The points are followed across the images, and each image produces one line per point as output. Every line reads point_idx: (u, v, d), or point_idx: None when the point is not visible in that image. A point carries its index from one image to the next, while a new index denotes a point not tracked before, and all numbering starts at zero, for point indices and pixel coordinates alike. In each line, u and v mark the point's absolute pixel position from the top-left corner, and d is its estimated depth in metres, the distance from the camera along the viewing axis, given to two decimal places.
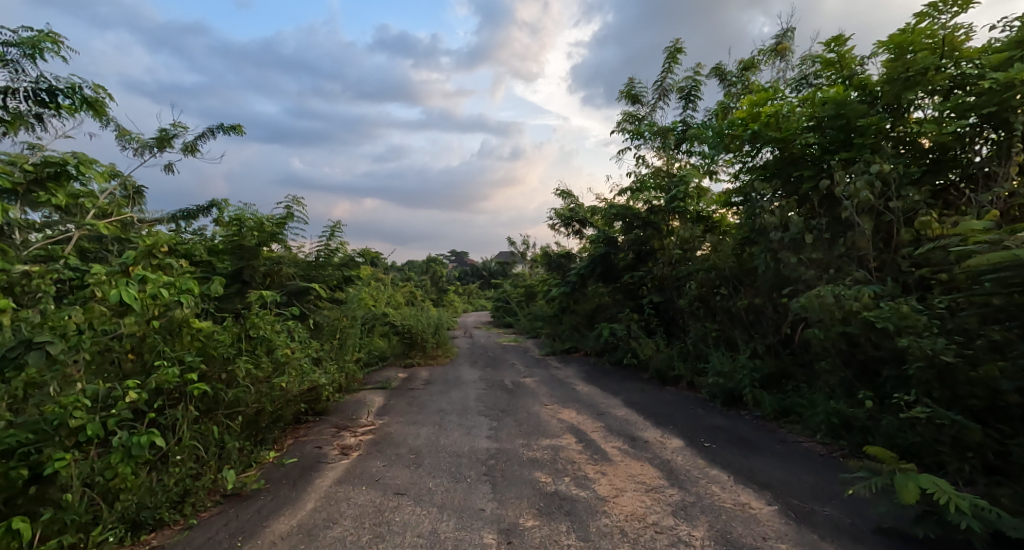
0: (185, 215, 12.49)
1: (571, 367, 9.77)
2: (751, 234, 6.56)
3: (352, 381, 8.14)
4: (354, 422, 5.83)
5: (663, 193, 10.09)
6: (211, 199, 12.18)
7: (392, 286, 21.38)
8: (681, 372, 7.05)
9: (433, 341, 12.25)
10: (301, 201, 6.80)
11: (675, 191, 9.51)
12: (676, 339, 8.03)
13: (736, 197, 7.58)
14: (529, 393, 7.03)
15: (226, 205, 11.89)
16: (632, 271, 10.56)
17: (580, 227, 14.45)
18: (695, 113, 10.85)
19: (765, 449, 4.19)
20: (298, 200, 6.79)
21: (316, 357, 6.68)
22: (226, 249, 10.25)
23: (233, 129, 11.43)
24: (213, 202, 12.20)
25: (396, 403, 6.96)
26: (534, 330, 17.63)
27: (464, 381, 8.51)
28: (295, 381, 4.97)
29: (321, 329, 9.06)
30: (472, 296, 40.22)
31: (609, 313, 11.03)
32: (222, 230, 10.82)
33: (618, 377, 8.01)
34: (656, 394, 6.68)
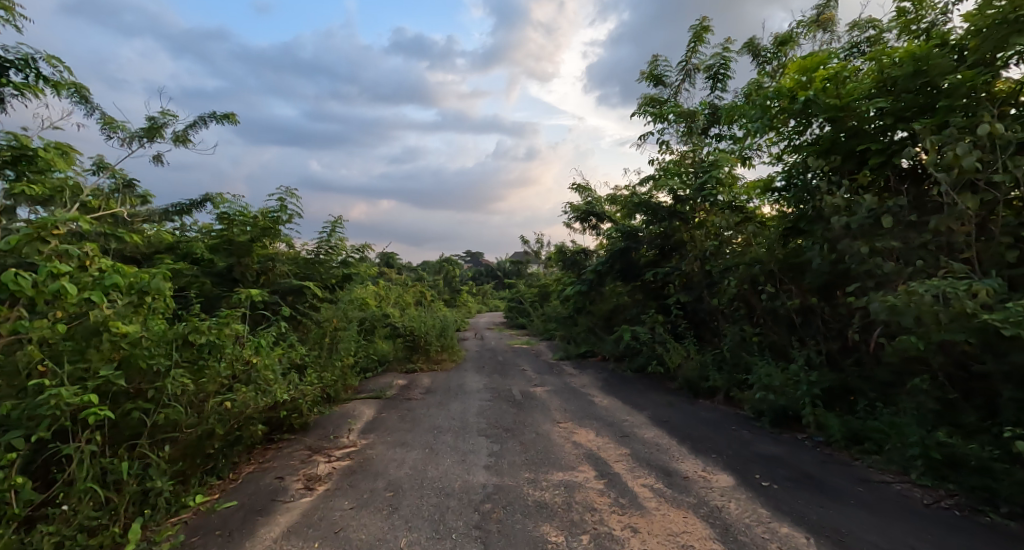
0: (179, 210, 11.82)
1: (588, 374, 8.83)
2: (802, 221, 5.58)
3: (340, 391, 7.30)
4: (332, 441, 4.98)
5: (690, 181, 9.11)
6: (205, 193, 11.45)
7: (401, 286, 20.63)
8: (717, 382, 6.08)
9: (438, 344, 11.40)
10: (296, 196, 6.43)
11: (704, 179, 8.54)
12: (709, 345, 7.05)
13: (780, 181, 6.58)
14: (540, 406, 6.12)
15: (219, 199, 11.19)
16: (654, 268, 9.60)
17: (597, 222, 13.48)
18: (725, 94, 9.81)
19: (841, 493, 3.26)
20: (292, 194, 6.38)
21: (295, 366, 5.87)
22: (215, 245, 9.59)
23: (226, 117, 10.78)
24: (207, 196, 11.41)
25: (388, 417, 6.11)
26: (548, 331, 16.67)
27: (467, 390, 7.64)
28: (255, 396, 4.15)
29: (311, 332, 8.26)
30: (485, 297, 39.38)
31: (630, 315, 10.05)
32: (212, 225, 10.16)
33: (641, 387, 7.07)
34: (688, 409, 5.74)
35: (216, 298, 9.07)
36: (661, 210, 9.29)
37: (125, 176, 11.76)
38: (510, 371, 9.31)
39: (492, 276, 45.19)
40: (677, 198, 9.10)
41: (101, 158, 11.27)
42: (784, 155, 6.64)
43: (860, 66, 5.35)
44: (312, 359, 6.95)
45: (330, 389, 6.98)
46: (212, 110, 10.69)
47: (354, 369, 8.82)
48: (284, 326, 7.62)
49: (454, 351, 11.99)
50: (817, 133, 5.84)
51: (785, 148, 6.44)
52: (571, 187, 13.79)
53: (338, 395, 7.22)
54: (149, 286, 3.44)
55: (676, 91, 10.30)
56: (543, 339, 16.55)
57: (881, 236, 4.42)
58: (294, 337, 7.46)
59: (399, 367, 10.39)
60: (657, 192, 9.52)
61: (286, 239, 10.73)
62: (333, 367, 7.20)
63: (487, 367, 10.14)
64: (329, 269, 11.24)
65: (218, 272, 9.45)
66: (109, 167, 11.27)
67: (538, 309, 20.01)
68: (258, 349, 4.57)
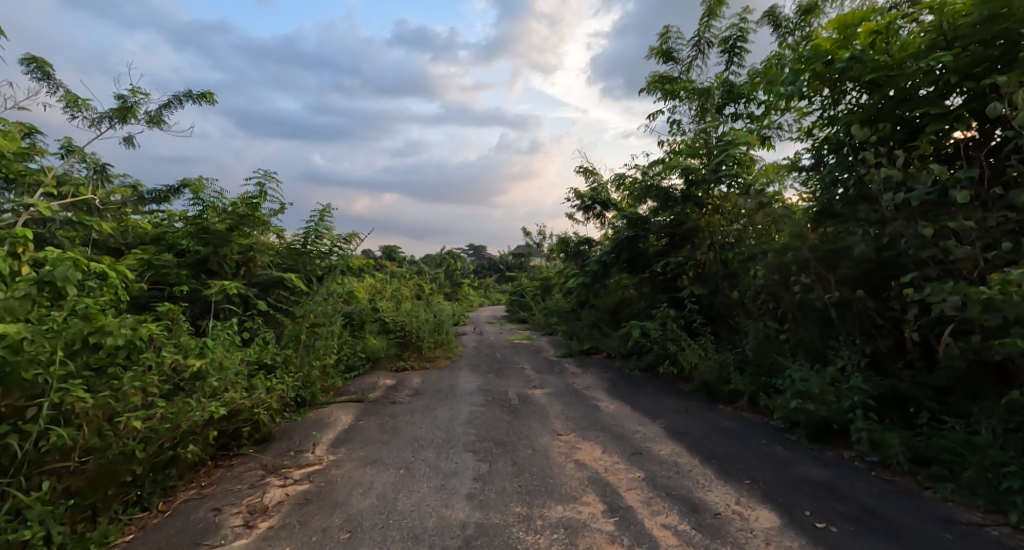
0: (156, 197, 11.18)
1: (592, 374, 8.10)
2: (839, 202, 4.84)
3: (317, 393, 6.60)
4: (293, 458, 4.28)
5: (704, 162, 8.34)
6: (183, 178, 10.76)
7: (399, 279, 19.99)
8: (740, 386, 5.33)
9: (432, 341, 10.68)
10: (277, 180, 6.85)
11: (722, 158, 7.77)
12: (728, 343, 6.29)
13: (808, 159, 5.82)
14: (537, 413, 5.40)
15: (197, 185, 10.51)
16: (664, 259, 8.86)
17: (602, 210, 12.72)
18: (742, 69, 8.95)
19: (920, 540, 2.53)
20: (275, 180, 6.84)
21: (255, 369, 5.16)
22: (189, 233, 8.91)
23: (203, 97, 10.16)
24: (185, 182, 10.72)
25: (366, 425, 5.41)
26: (550, 327, 15.93)
27: (459, 392, 6.93)
28: (185, 411, 3.44)
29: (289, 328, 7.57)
30: (487, 291, 38.71)
31: (638, 310, 9.29)
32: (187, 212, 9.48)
33: (653, 390, 6.34)
34: (705, 418, 5.01)
35: (188, 291, 8.38)
36: (672, 195, 8.51)
37: (99, 161, 11.09)
38: (507, 371, 8.60)
39: (495, 270, 44.41)
40: (690, 181, 8.32)
41: (72, 140, 10.61)
42: (813, 128, 5.87)
43: (911, 19, 4.54)
44: (283, 358, 6.26)
45: (302, 393, 6.27)
46: (189, 88, 10.14)
47: (337, 368, 8.12)
48: (256, 322, 6.91)
49: (449, 347, 11.28)
50: (855, 101, 5.05)
51: (816, 121, 5.66)
52: (574, 173, 12.99)
53: (314, 399, 6.52)
54: (53, 276, 2.87)
55: (688, 66, 9.46)
56: (545, 334, 15.82)
57: (950, 215, 3.66)
58: (267, 336, 6.74)
59: (388, 365, 9.68)
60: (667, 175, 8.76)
61: (267, 228, 10.02)
62: (308, 367, 6.51)
63: (482, 365, 9.42)
64: (315, 260, 10.51)
65: (191, 262, 8.76)
66: (80, 150, 10.60)
67: (540, 302, 19.32)
68: (184, 362, 3.83)
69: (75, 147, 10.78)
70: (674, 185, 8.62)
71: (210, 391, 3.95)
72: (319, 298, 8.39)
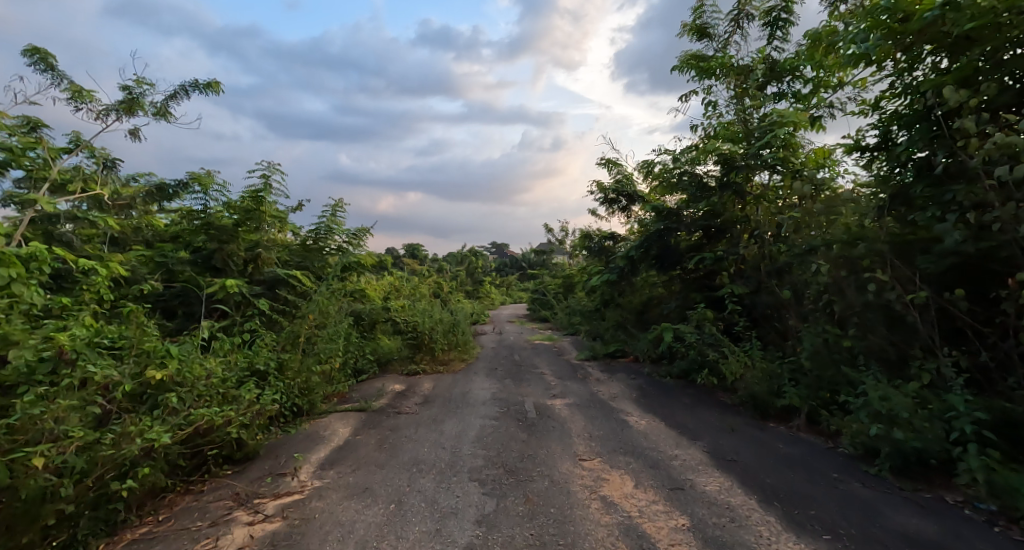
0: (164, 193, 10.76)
1: (618, 381, 7.37)
2: (922, 184, 4.06)
3: (317, 401, 6.04)
4: (272, 483, 3.69)
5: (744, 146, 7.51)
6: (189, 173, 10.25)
7: (418, 277, 19.47)
8: (797, 401, 4.56)
9: (447, 342, 10.08)
10: (276, 168, 6.90)
11: (767, 140, 6.93)
12: (778, 350, 5.50)
13: (872, 136, 5.03)
14: (558, 430, 4.72)
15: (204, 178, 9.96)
16: (698, 254, 8.07)
17: (629, 202, 11.92)
18: (786, 43, 8.09)
19: None
20: (275, 167, 6.89)
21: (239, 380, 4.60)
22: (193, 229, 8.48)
23: (210, 87, 9.72)
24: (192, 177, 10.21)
25: (365, 441, 4.83)
26: (572, 326, 15.18)
27: (472, 401, 6.31)
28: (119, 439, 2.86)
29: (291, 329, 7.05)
30: (509, 289, 38.12)
31: (668, 310, 8.51)
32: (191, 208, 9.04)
33: (689, 402, 5.60)
34: (756, 439, 4.26)
35: (191, 289, 7.95)
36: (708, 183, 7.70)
37: (107, 155, 10.74)
38: (526, 376, 7.94)
39: (517, 268, 43.69)
40: (728, 167, 7.52)
41: (80, 134, 10.25)
42: (879, 101, 5.00)
43: None
44: (280, 362, 5.71)
45: (298, 401, 5.72)
46: (194, 78, 9.71)
47: (343, 372, 7.57)
48: (254, 323, 6.39)
49: (465, 349, 10.65)
50: (937, 64, 4.28)
51: (883, 91, 4.85)
52: (598, 163, 12.21)
53: (314, 407, 5.97)
54: None
55: (725, 42, 8.63)
56: (567, 334, 15.08)
57: None
58: (265, 338, 6.20)
59: (399, 368, 9.10)
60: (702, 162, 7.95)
61: (274, 223, 9.55)
62: (307, 372, 5.96)
63: (500, 369, 8.76)
64: (324, 256, 10.00)
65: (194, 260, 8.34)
66: (87, 144, 10.25)
67: (562, 301, 18.61)
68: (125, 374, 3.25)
69: (83, 141, 10.44)
70: (709, 173, 7.82)
71: (171, 407, 3.42)
72: (322, 295, 7.86)
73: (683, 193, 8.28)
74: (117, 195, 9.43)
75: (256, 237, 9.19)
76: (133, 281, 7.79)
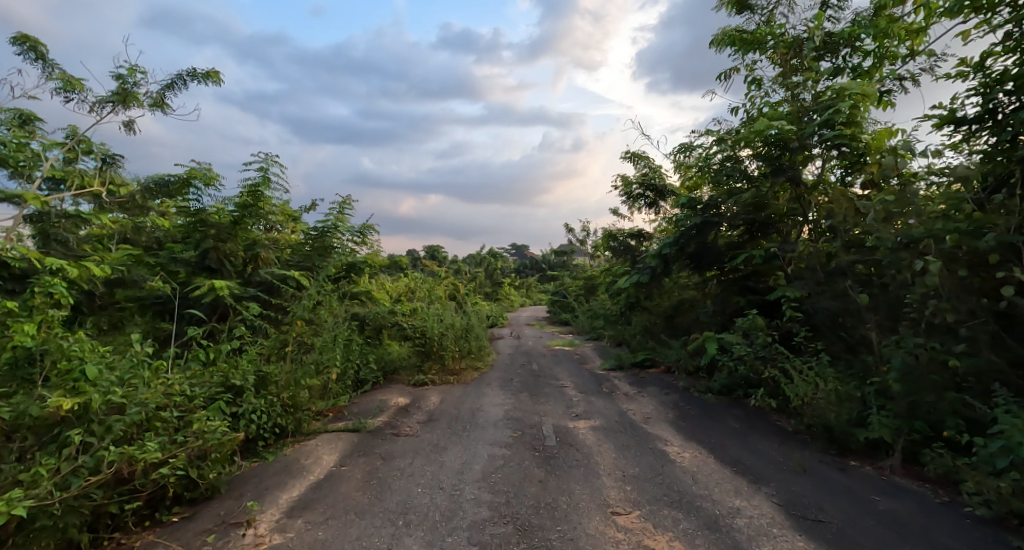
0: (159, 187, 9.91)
1: (650, 397, 6.47)
2: None
3: (306, 419, 5.29)
4: (222, 538, 2.93)
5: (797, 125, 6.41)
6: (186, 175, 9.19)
7: (433, 278, 18.76)
8: (887, 435, 3.65)
9: (460, 349, 9.29)
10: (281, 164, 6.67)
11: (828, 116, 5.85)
12: (850, 366, 4.57)
13: (974, 103, 4.06)
14: (583, 466, 3.87)
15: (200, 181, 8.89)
16: (740, 252, 7.13)
17: (657, 196, 10.98)
18: (843, 12, 7.09)
19: None
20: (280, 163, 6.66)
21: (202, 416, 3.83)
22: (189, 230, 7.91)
23: (209, 76, 9.12)
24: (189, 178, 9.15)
25: (350, 473, 4.06)
26: (595, 331, 14.25)
27: (483, 420, 5.49)
28: None
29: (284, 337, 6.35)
30: (528, 291, 37.29)
31: (704, 315, 7.58)
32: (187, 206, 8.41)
33: (742, 429, 4.70)
34: (836, 485, 3.38)
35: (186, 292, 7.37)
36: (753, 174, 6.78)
37: (106, 151, 10.18)
38: (544, 389, 7.09)
39: (537, 269, 42.74)
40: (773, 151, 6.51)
41: (77, 129, 9.69)
42: (986, 59, 3.98)
43: None
44: (266, 375, 5.00)
45: (283, 421, 4.98)
46: (192, 67, 9.12)
47: (341, 383, 6.82)
48: (240, 330, 5.70)
49: (479, 356, 9.84)
50: None
51: (992, 45, 3.89)
52: (623, 155, 11.28)
53: (303, 426, 5.22)
54: None
55: (770, 14, 7.65)
56: (590, 339, 14.15)
57: None
58: (249, 347, 5.48)
59: (406, 378, 8.32)
60: (742, 149, 6.93)
61: (274, 217, 8.78)
62: (294, 386, 5.22)
63: (516, 380, 7.93)
64: (327, 256, 9.13)
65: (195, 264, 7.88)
66: (83, 138, 9.67)
67: (583, 304, 17.71)
68: None
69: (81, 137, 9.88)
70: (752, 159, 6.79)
71: (81, 446, 2.70)
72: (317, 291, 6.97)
73: (722, 184, 7.32)
74: (115, 192, 8.87)
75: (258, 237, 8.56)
76: (121, 284, 7.20)
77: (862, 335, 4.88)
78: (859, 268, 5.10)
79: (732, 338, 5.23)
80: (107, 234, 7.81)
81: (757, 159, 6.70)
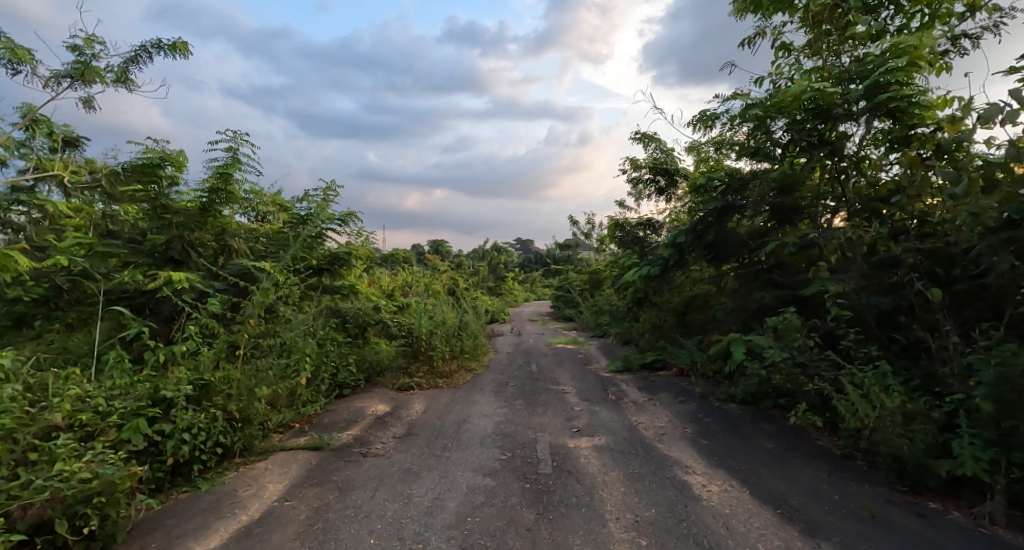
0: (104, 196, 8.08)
1: (664, 406, 5.63)
2: None
3: (257, 435, 4.48)
4: None
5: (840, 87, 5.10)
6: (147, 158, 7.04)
7: (432, 272, 18.01)
8: (980, 470, 2.81)
9: (452, 349, 8.50)
10: (244, 140, 6.30)
11: (880, 77, 4.66)
12: (913, 376, 3.72)
13: None
14: (584, 506, 3.06)
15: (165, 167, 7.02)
16: (764, 241, 6.28)
17: (668, 182, 10.18)
18: None
19: None
20: (242, 139, 6.29)
21: (97, 445, 3.05)
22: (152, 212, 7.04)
23: (177, 49, 8.70)
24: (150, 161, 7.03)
25: (294, 509, 3.27)
26: (600, 328, 13.43)
27: (467, 436, 4.68)
28: None
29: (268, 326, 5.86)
30: (533, 286, 36.52)
31: (722, 312, 6.73)
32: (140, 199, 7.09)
33: (779, 452, 3.87)
34: (919, 541, 2.55)
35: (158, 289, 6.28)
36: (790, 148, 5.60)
37: (69, 134, 9.44)
38: (542, 395, 6.27)
39: (541, 264, 41.86)
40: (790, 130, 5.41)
41: (34, 109, 8.91)
42: None
43: None
44: (208, 382, 4.21)
45: (226, 439, 4.18)
46: (157, 38, 8.69)
47: (312, 389, 6.05)
48: (194, 330, 4.97)
49: (473, 356, 9.03)
50: None
51: None
52: (631, 138, 10.46)
53: (252, 444, 4.42)
54: None
55: None
56: (595, 337, 13.31)
57: None
58: (195, 351, 4.70)
59: (390, 381, 7.52)
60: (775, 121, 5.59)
61: (261, 205, 8.34)
62: (245, 396, 4.44)
63: (511, 384, 7.10)
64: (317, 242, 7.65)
65: (158, 249, 6.98)
66: (40, 122, 8.90)
67: (589, 299, 16.90)
68: None
69: (40, 118, 9.13)
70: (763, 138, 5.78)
71: None
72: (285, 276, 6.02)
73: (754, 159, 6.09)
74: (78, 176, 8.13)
75: (234, 224, 7.79)
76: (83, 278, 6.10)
77: (923, 337, 4.03)
78: (916, 256, 4.24)
79: (763, 341, 4.37)
80: (61, 221, 6.92)
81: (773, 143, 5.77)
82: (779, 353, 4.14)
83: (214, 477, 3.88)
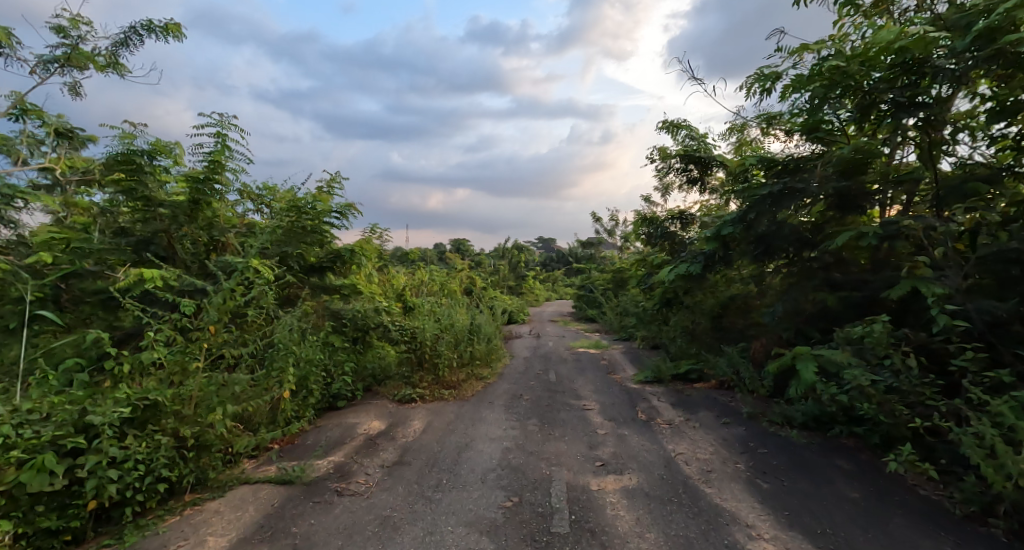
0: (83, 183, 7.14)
1: (705, 429, 4.72)
2: None
3: (212, 464, 3.74)
4: None
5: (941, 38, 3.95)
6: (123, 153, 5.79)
7: (449, 271, 17.29)
8: None
9: (462, 355, 7.68)
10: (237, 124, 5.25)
11: (990, 19, 3.53)
12: None
13: None
14: None
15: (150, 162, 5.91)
16: (824, 234, 5.29)
17: (702, 173, 9.23)
18: None
19: None
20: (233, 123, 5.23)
21: None
22: (136, 202, 5.95)
23: (170, 31, 8.06)
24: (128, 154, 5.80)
25: None
26: (625, 330, 12.50)
27: (466, 470, 3.83)
28: None
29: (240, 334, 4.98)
30: (555, 285, 35.66)
31: (768, 316, 5.77)
32: (120, 192, 5.93)
33: (869, 506, 2.97)
34: None
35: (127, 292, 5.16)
36: (876, 111, 4.43)
37: (64, 124, 8.85)
38: (560, 412, 5.41)
39: (563, 262, 40.85)
40: (871, 92, 4.34)
41: (24, 97, 8.33)
42: None
43: None
44: (158, 401, 3.50)
45: (172, 473, 3.43)
46: (149, 19, 8.07)
47: (296, 402, 5.30)
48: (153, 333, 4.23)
49: (485, 363, 8.21)
50: None
51: None
52: (660, 124, 9.51)
53: (207, 476, 3.68)
54: None
55: None
56: (619, 340, 12.36)
57: None
58: (148, 365, 3.95)
59: (391, 391, 6.75)
60: (847, 90, 4.52)
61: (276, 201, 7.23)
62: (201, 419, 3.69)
63: (525, 398, 6.25)
64: (316, 235, 6.71)
65: (140, 243, 5.92)
66: (29, 110, 8.37)
67: (613, 299, 15.96)
68: None
69: (31, 107, 8.56)
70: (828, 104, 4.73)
71: None
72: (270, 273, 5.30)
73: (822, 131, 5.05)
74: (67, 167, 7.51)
75: (241, 220, 6.95)
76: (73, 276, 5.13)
77: None
78: None
79: (842, 358, 3.43)
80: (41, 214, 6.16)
81: (842, 110, 4.71)
82: (865, 376, 3.21)
83: (148, 524, 3.13)
